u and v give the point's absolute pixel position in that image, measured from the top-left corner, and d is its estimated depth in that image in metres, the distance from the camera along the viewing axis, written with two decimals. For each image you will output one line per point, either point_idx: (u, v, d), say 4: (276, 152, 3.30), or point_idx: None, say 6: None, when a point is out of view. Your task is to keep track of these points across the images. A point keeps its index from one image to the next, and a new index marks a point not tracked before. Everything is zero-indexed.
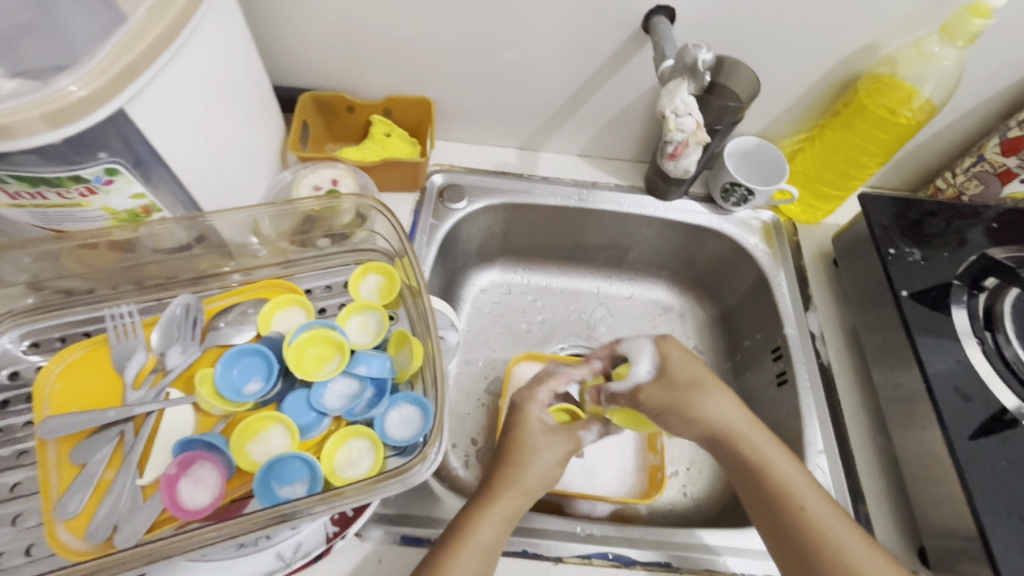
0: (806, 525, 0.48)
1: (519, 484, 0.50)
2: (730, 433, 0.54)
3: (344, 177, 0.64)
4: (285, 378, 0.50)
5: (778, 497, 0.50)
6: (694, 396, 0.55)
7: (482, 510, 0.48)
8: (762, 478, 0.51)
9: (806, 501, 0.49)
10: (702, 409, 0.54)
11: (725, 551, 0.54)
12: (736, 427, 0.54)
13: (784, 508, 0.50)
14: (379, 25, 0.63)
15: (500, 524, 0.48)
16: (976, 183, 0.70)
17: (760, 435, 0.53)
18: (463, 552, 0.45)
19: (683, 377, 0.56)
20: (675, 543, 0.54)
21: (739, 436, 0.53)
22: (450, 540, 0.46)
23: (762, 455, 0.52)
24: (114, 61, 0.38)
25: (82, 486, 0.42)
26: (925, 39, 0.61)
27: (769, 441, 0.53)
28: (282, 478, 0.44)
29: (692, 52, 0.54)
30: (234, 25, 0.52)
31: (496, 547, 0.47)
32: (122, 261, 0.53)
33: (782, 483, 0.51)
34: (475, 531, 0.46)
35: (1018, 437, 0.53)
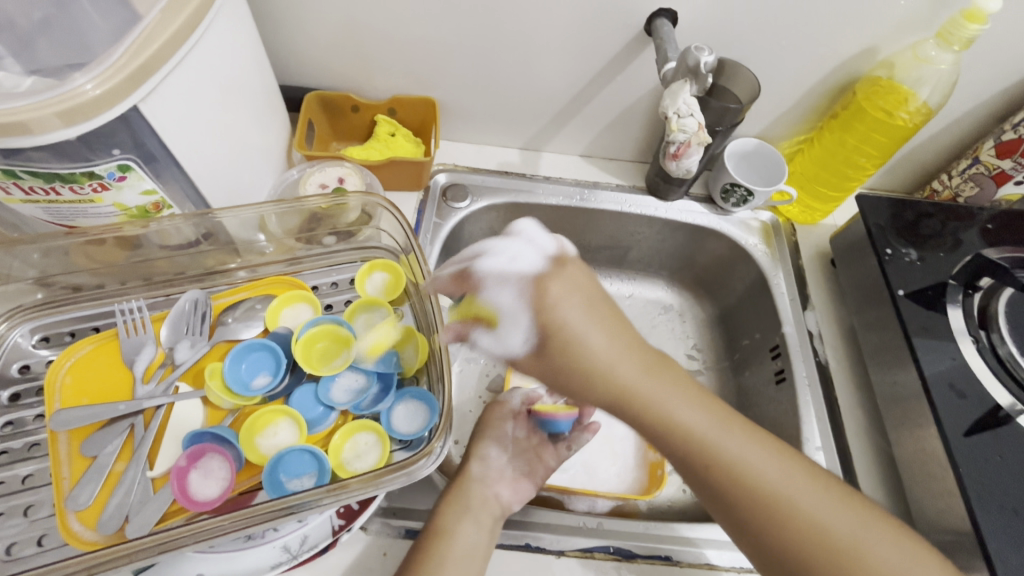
0: (730, 482, 0.44)
1: (475, 481, 0.55)
2: (627, 393, 0.43)
3: (350, 175, 0.65)
4: (293, 372, 0.50)
5: (697, 455, 0.45)
6: (575, 358, 0.42)
7: (450, 507, 0.52)
8: (664, 436, 0.45)
9: (722, 457, 0.44)
10: (597, 368, 0.42)
11: (703, 543, 0.55)
12: (626, 385, 0.43)
13: (701, 467, 0.45)
14: (386, 26, 0.64)
15: (471, 520, 0.51)
16: (971, 186, 0.71)
17: (660, 389, 0.44)
18: (438, 547, 0.48)
19: (562, 344, 0.42)
20: (668, 536, 0.55)
21: (640, 395, 0.43)
22: (428, 541, 0.49)
23: (656, 409, 0.44)
24: (131, 59, 0.39)
25: (94, 478, 0.43)
26: (922, 43, 0.62)
27: (677, 391, 0.45)
28: (290, 471, 0.44)
29: (694, 55, 0.54)
30: (243, 25, 0.53)
31: (471, 541, 0.49)
32: (131, 257, 0.54)
33: (697, 441, 0.44)
34: (449, 528, 0.50)
35: (1011, 433, 0.54)
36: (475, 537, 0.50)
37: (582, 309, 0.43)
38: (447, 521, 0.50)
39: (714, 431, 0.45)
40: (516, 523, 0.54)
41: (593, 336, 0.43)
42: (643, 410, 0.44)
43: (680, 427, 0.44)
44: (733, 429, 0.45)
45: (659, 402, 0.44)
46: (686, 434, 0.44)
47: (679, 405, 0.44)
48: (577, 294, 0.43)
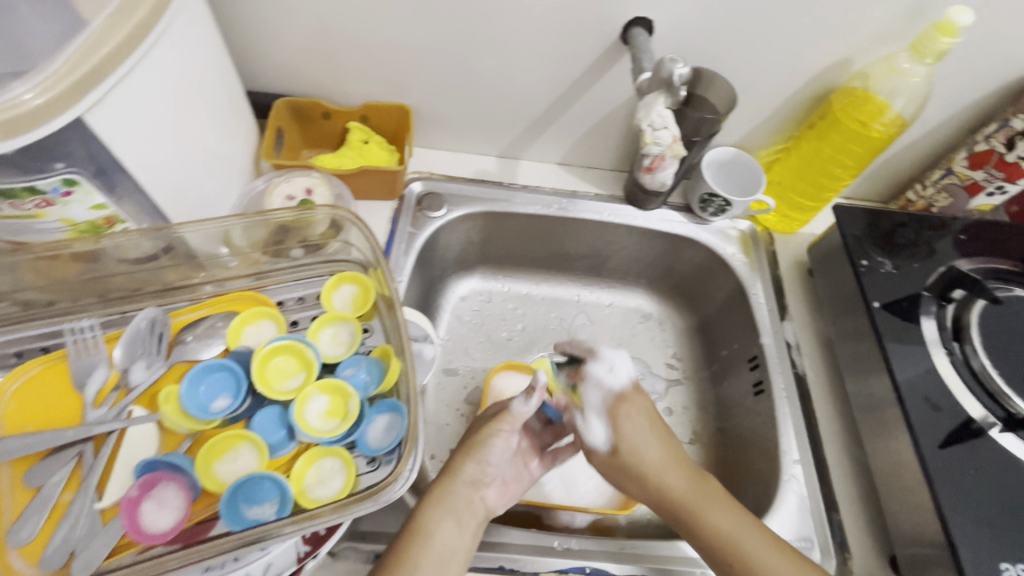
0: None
1: (465, 480, 0.52)
2: (670, 496, 0.52)
3: (319, 185, 0.63)
4: (254, 394, 0.49)
5: (729, 558, 0.49)
6: (635, 480, 0.54)
7: (433, 505, 0.49)
8: (697, 534, 0.51)
9: (756, 554, 0.49)
10: (646, 489, 0.53)
11: (707, 564, 0.54)
12: (682, 494, 0.52)
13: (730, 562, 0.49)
14: (357, 31, 0.62)
15: (453, 521, 0.49)
16: (944, 196, 0.72)
17: (702, 495, 0.52)
18: (416, 548, 0.47)
19: (626, 458, 0.53)
20: (658, 557, 0.54)
21: (688, 501, 0.52)
22: (406, 538, 0.48)
23: (699, 509, 0.51)
24: (73, 67, 0.37)
25: (37, 510, 0.40)
26: (895, 55, 0.62)
27: (716, 497, 0.52)
28: (251, 499, 0.42)
29: (667, 67, 0.53)
30: (204, 31, 0.51)
31: (448, 543, 0.48)
32: (85, 273, 0.51)
33: (728, 539, 0.50)
34: (428, 528, 0.48)
35: (985, 445, 0.54)
36: (453, 539, 0.48)
37: (648, 433, 0.54)
38: (428, 522, 0.48)
39: (745, 533, 0.50)
40: (490, 544, 0.53)
41: (647, 456, 0.53)
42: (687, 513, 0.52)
43: (714, 528, 0.50)
44: (764, 534, 0.50)
45: (700, 506, 0.51)
46: (715, 534, 0.50)
47: (715, 508, 0.51)
48: (645, 420, 0.55)
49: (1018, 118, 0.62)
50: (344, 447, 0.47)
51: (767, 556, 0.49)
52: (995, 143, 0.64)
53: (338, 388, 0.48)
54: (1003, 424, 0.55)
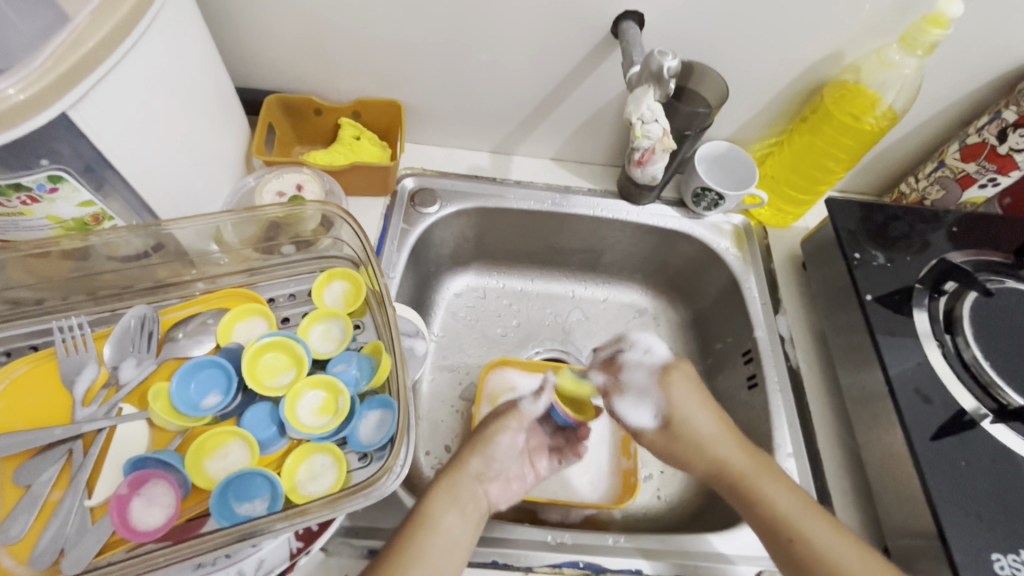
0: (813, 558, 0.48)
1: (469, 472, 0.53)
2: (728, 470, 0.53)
3: (310, 182, 0.63)
4: (245, 391, 0.49)
5: (789, 537, 0.49)
6: (690, 452, 0.56)
7: (438, 496, 0.50)
8: (756, 509, 0.51)
9: (811, 531, 0.49)
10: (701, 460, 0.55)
11: (739, 559, 0.54)
12: (739, 465, 0.53)
13: (788, 537, 0.49)
14: (347, 27, 0.62)
15: (457, 511, 0.49)
16: (937, 189, 0.72)
17: (760, 470, 0.52)
18: (423, 534, 0.47)
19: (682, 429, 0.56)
20: (680, 552, 0.54)
21: (745, 473, 0.52)
22: (409, 526, 0.48)
23: (757, 485, 0.52)
24: (58, 62, 0.37)
25: (27, 509, 0.41)
26: (886, 47, 0.62)
27: (779, 479, 0.52)
28: (242, 495, 0.42)
29: (657, 60, 0.53)
30: (192, 26, 0.50)
31: (451, 530, 0.48)
32: (73, 270, 0.51)
33: (786, 515, 0.50)
34: (432, 515, 0.48)
35: (976, 437, 0.54)
36: (457, 526, 0.48)
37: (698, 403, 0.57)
38: (433, 510, 0.49)
39: (802, 513, 0.50)
40: (484, 539, 0.52)
41: (701, 428, 0.55)
42: (747, 487, 0.52)
43: (772, 503, 0.50)
44: (823, 519, 0.50)
45: (756, 481, 0.52)
46: (774, 508, 0.50)
47: (772, 485, 0.51)
48: (695, 391, 0.57)
49: (1009, 110, 0.62)
50: (336, 443, 0.47)
51: (830, 538, 0.48)
52: (987, 135, 0.64)
53: (328, 383, 0.48)
54: (994, 415, 0.55)
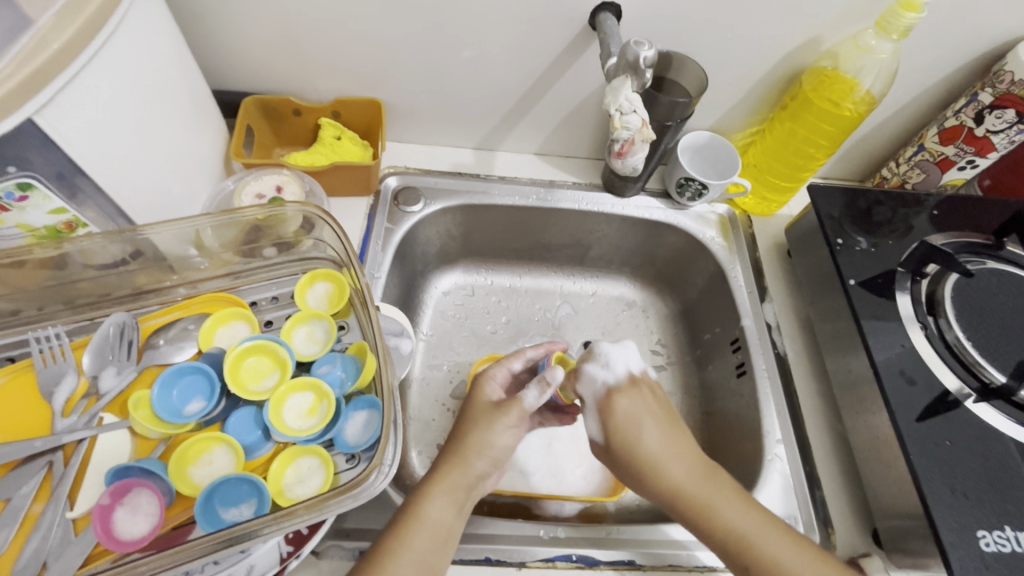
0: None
1: (469, 464, 0.50)
2: (681, 492, 0.51)
3: (289, 183, 0.62)
4: (229, 396, 0.48)
5: (749, 556, 0.47)
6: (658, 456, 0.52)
7: (431, 490, 0.48)
8: (716, 534, 0.49)
9: (772, 548, 0.47)
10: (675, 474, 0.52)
11: (694, 545, 0.54)
12: (688, 487, 0.51)
13: (747, 553, 0.47)
14: (323, 26, 0.61)
15: (451, 506, 0.48)
16: (918, 173, 0.73)
17: (709, 488, 0.51)
18: (413, 531, 0.46)
19: (637, 446, 0.53)
20: (638, 541, 0.54)
21: (693, 491, 0.51)
22: (401, 521, 0.47)
23: (709, 503, 0.50)
24: (20, 67, 0.36)
25: (8, 522, 0.40)
26: (862, 32, 0.62)
27: (733, 498, 0.50)
28: (228, 501, 0.42)
29: (632, 50, 0.52)
30: (162, 27, 0.50)
31: (445, 526, 0.47)
32: (49, 280, 0.50)
33: (744, 536, 0.48)
34: (425, 512, 0.47)
35: (961, 417, 0.54)
36: (450, 522, 0.47)
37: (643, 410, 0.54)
38: (422, 503, 0.47)
39: (759, 531, 0.48)
40: (477, 536, 0.52)
41: (654, 439, 0.53)
42: (698, 509, 0.50)
43: (728, 521, 0.49)
44: (782, 532, 0.48)
45: (710, 504, 0.50)
46: (732, 529, 0.48)
47: (727, 505, 0.49)
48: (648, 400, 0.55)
49: (985, 92, 0.62)
50: (322, 445, 0.46)
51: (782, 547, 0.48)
52: (964, 118, 0.65)
53: (313, 385, 0.48)
54: (977, 394, 0.56)
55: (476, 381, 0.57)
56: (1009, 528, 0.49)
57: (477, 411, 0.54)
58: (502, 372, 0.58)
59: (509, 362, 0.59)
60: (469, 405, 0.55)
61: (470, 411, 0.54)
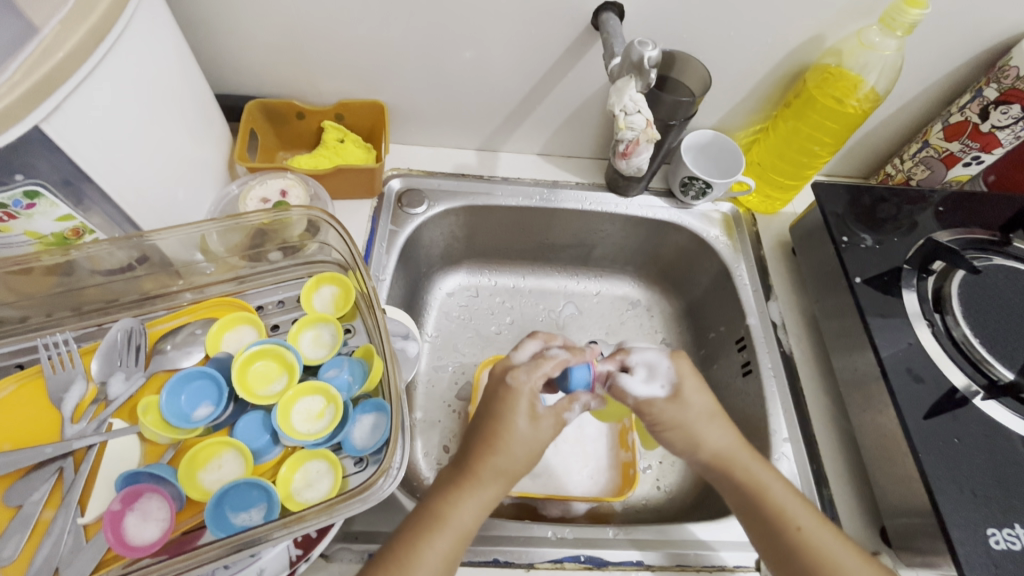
0: (808, 553, 0.47)
1: (506, 469, 0.48)
2: (723, 458, 0.52)
3: (294, 186, 0.62)
4: (236, 401, 0.49)
5: (785, 531, 0.48)
6: (703, 421, 0.53)
7: (462, 492, 0.47)
8: (758, 505, 0.50)
9: (802, 520, 0.48)
10: (710, 437, 0.53)
11: (718, 545, 0.54)
12: (744, 462, 0.52)
13: (783, 531, 0.48)
14: (325, 30, 0.61)
15: (479, 510, 0.47)
16: (922, 169, 0.72)
17: (762, 467, 0.52)
18: (440, 535, 0.45)
19: (671, 426, 0.54)
20: (663, 541, 0.54)
21: (736, 461, 0.52)
22: (425, 519, 0.46)
23: (757, 478, 0.51)
24: (27, 75, 0.36)
25: (19, 529, 0.40)
26: (866, 29, 0.61)
27: (767, 470, 0.52)
28: (237, 505, 0.42)
29: (637, 50, 0.52)
30: (165, 32, 0.50)
31: (472, 531, 0.46)
32: (57, 287, 0.50)
33: (782, 509, 0.49)
34: (454, 516, 0.46)
35: (969, 414, 0.54)
36: (477, 524, 0.47)
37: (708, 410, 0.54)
38: (449, 505, 0.46)
39: (796, 506, 0.49)
40: (486, 537, 0.52)
41: (700, 402, 0.54)
42: (741, 477, 0.51)
43: (773, 498, 0.50)
44: (813, 509, 0.50)
45: (757, 478, 0.51)
46: (775, 506, 0.49)
47: (769, 479, 0.51)
48: (705, 402, 0.54)
49: (989, 88, 0.62)
50: (330, 449, 0.46)
51: (817, 527, 0.48)
52: (969, 114, 0.64)
53: (321, 389, 0.48)
54: (985, 391, 0.55)
55: (508, 388, 0.50)
56: (1017, 526, 0.49)
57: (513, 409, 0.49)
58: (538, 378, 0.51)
59: (547, 367, 0.51)
60: (507, 410, 0.49)
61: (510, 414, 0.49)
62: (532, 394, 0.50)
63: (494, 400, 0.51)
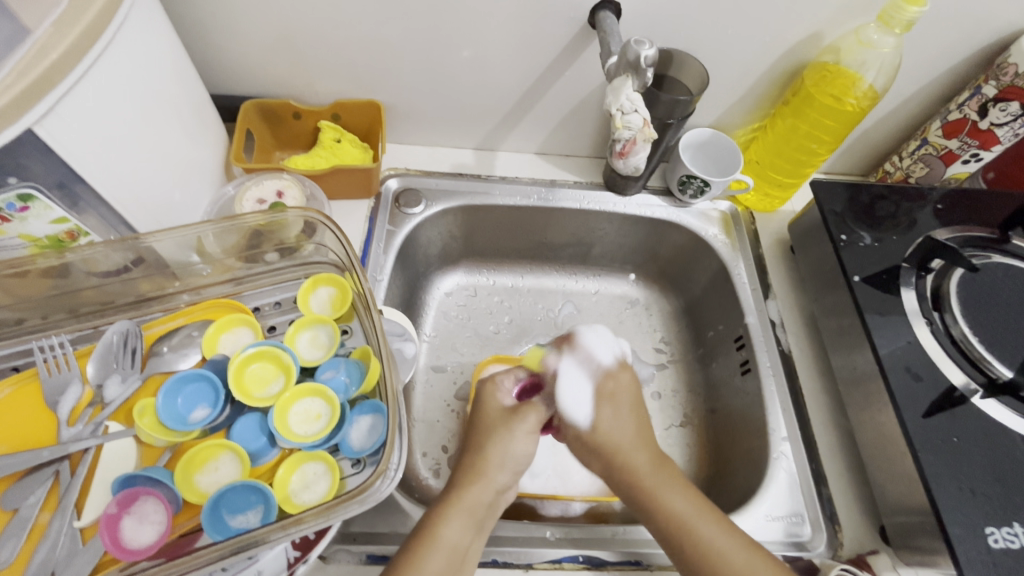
0: (700, 555, 0.46)
1: (493, 481, 0.49)
2: (625, 465, 0.50)
3: (290, 187, 0.62)
4: (233, 403, 0.48)
5: (680, 537, 0.47)
6: (614, 436, 0.52)
7: (446, 511, 0.46)
8: (651, 515, 0.48)
9: (703, 526, 0.47)
10: (614, 437, 0.52)
11: None
12: (642, 471, 0.50)
13: (681, 539, 0.47)
14: (321, 30, 0.61)
15: (471, 529, 0.46)
16: (921, 166, 0.72)
17: (661, 476, 0.49)
18: (428, 553, 0.44)
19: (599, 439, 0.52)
20: (630, 539, 0.54)
21: (633, 468, 0.50)
22: (414, 544, 0.45)
23: (649, 481, 0.49)
24: (19, 77, 0.36)
25: (16, 533, 0.40)
26: (864, 27, 0.61)
27: (670, 480, 0.49)
28: (234, 508, 0.42)
29: (633, 49, 0.51)
30: (160, 33, 0.49)
31: (462, 547, 0.45)
32: (52, 289, 0.50)
33: (676, 517, 0.47)
34: (440, 534, 0.45)
35: (967, 412, 0.54)
36: (468, 544, 0.46)
37: (626, 418, 0.53)
38: (433, 521, 0.46)
39: (694, 514, 0.47)
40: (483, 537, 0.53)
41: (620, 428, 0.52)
42: (637, 485, 0.49)
43: (666, 506, 0.48)
44: (713, 517, 0.48)
45: (656, 485, 0.49)
46: (669, 516, 0.47)
47: (669, 487, 0.49)
48: (625, 409, 0.54)
49: (988, 85, 0.62)
50: (328, 451, 0.46)
51: (714, 531, 0.47)
52: (968, 111, 0.64)
53: (318, 391, 0.48)
54: (984, 390, 0.55)
55: (483, 389, 0.56)
56: (1016, 524, 0.49)
57: (493, 420, 0.53)
58: (509, 379, 0.57)
59: (517, 370, 0.58)
60: (490, 411, 0.53)
61: (492, 421, 0.52)
62: (504, 393, 0.56)
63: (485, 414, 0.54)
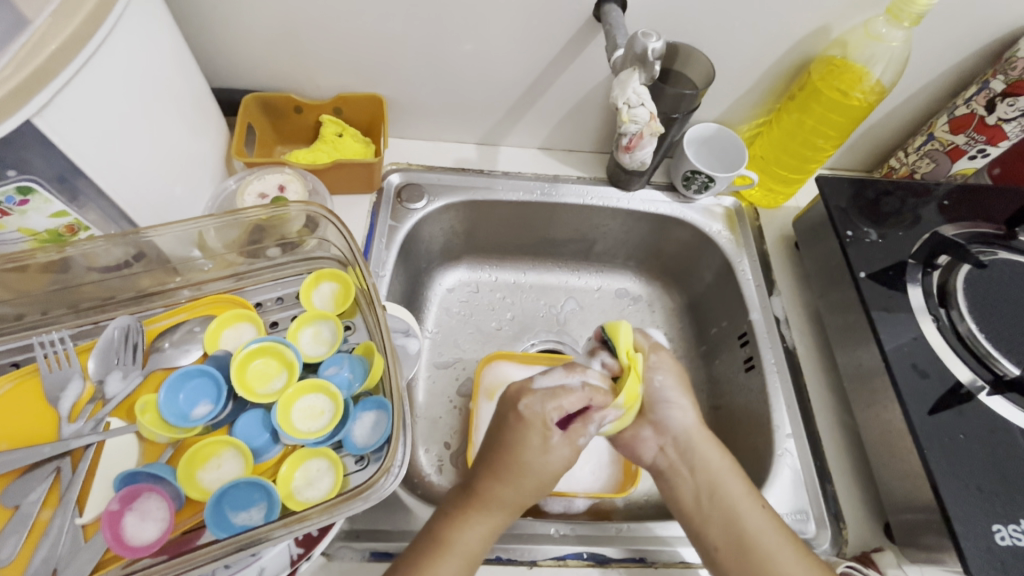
0: (754, 543, 0.48)
1: (515, 501, 0.47)
2: (686, 444, 0.53)
3: (292, 181, 0.62)
4: (235, 399, 0.48)
5: (733, 521, 0.49)
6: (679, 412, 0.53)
7: (466, 517, 0.47)
8: (710, 500, 0.51)
9: (755, 513, 0.49)
10: (677, 418, 0.53)
11: (676, 541, 0.54)
12: (704, 456, 0.52)
13: (732, 524, 0.49)
14: (323, 23, 0.60)
15: (485, 534, 0.47)
16: (927, 162, 0.72)
17: (722, 462, 0.52)
18: (444, 559, 0.45)
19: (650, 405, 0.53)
20: (630, 537, 0.54)
21: (695, 448, 0.53)
22: (429, 545, 0.46)
23: (712, 469, 0.51)
24: (18, 68, 0.35)
25: (17, 529, 0.40)
26: (873, 20, 0.61)
27: (729, 467, 0.52)
28: (236, 505, 0.42)
29: (640, 41, 0.51)
30: (161, 24, 0.49)
31: (476, 554, 0.46)
32: (52, 284, 0.49)
33: (731, 500, 0.50)
34: (457, 540, 0.46)
35: (975, 409, 0.54)
36: (483, 550, 0.46)
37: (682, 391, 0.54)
38: (451, 527, 0.46)
39: (747, 502, 0.50)
40: None
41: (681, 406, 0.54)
42: (698, 468, 0.52)
43: (724, 489, 0.50)
44: (766, 510, 0.50)
45: (713, 470, 0.51)
46: (726, 499, 0.50)
47: (729, 476, 0.51)
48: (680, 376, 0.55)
49: (996, 79, 0.62)
50: (331, 447, 0.46)
51: (770, 531, 0.49)
52: (975, 106, 0.64)
53: (322, 386, 0.48)
54: (991, 387, 0.55)
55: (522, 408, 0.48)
56: None
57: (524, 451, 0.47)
58: (555, 407, 0.48)
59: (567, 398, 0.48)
60: (516, 434, 0.47)
61: (516, 448, 0.47)
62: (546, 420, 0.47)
63: (504, 429, 0.49)
